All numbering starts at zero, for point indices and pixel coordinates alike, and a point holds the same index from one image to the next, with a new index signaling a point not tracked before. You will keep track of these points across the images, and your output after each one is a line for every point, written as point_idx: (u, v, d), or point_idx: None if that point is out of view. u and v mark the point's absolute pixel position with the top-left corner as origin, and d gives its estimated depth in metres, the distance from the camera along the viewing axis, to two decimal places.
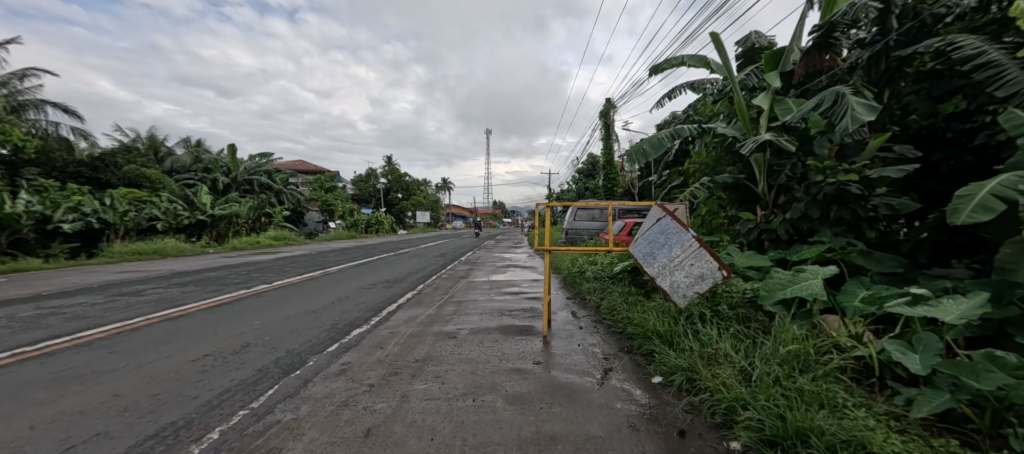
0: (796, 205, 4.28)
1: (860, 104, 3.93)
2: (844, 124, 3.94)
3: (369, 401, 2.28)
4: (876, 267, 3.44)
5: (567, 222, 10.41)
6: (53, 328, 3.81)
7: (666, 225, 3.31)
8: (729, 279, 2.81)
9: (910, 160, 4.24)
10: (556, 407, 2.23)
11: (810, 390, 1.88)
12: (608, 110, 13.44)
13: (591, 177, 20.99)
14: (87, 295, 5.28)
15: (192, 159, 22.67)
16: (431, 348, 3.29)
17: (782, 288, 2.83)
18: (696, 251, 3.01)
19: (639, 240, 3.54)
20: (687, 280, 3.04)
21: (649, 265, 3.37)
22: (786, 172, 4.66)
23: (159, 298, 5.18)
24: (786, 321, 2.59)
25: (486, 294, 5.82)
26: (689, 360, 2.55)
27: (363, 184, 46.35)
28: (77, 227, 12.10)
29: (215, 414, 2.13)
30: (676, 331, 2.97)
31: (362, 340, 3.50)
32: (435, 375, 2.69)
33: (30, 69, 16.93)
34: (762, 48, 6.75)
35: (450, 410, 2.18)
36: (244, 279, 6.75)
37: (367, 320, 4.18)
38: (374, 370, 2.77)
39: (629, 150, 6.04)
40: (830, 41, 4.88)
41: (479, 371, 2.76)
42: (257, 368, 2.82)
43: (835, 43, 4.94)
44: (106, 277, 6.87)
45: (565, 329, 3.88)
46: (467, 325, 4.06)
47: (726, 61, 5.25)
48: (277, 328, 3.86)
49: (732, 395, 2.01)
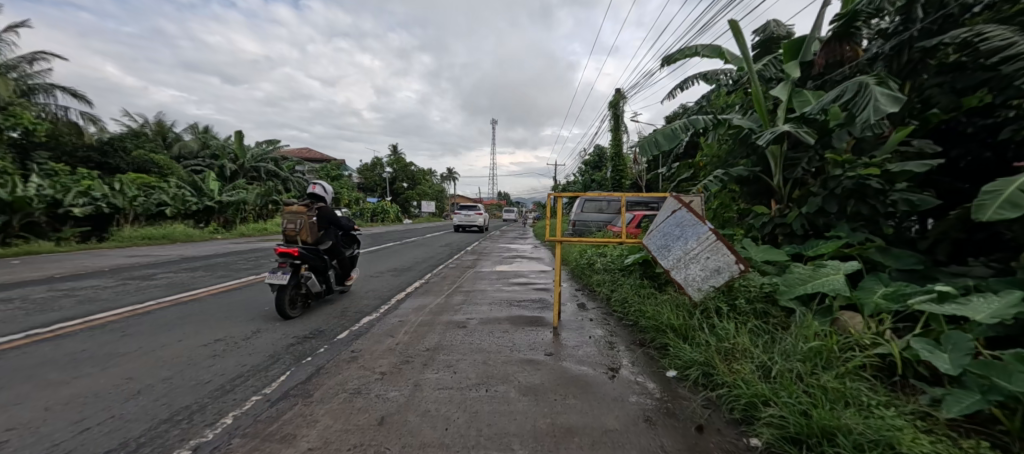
0: (813, 200, 4.40)
1: (883, 94, 3.72)
2: (865, 115, 3.73)
3: (382, 389, 2.27)
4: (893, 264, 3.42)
5: (573, 213, 10.33)
6: (66, 310, 3.82)
7: (682, 217, 3.28)
8: (747, 272, 2.73)
9: (930, 155, 4.17)
10: (570, 399, 2.20)
11: (834, 387, 1.84)
12: (618, 101, 13.18)
13: (597, 169, 20.84)
14: (98, 277, 5.29)
15: (201, 144, 22.84)
16: (442, 337, 3.26)
17: (803, 284, 2.72)
18: (712, 244, 2.96)
19: (654, 232, 3.49)
20: (702, 274, 2.97)
21: (664, 257, 3.30)
22: (802, 166, 4.73)
23: (170, 282, 5.18)
24: (807, 316, 2.51)
25: (493, 285, 5.78)
26: (705, 354, 2.48)
27: (368, 173, 45.96)
28: (88, 211, 12.27)
29: (228, 399, 2.13)
30: (691, 324, 2.86)
31: (373, 327, 3.48)
32: (446, 364, 2.66)
33: (39, 52, 16.84)
34: (780, 38, 6.59)
35: (463, 400, 2.16)
36: (252, 265, 6.73)
37: (377, 308, 4.17)
38: (386, 358, 2.74)
39: (641, 139, 5.93)
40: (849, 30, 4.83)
41: (491, 362, 2.73)
42: (269, 354, 2.81)
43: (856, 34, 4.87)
44: (118, 261, 6.92)
45: (575, 321, 3.84)
46: (477, 314, 4.04)
47: (743, 50, 5.11)
48: (287, 314, 3.83)
49: (753, 390, 1.97)
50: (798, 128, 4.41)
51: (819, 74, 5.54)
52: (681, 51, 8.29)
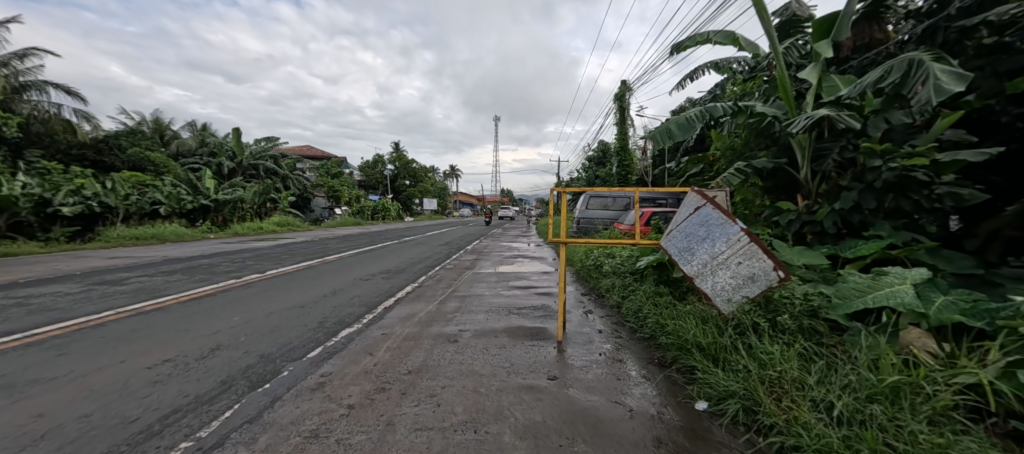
0: (847, 195, 3.92)
1: (945, 72, 3.22)
2: (924, 96, 3.23)
3: (345, 431, 1.82)
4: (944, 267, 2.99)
5: (577, 210, 9.85)
6: (10, 322, 3.39)
7: (707, 215, 2.73)
8: (788, 280, 2.32)
9: (981, 144, 3.70)
10: (578, 445, 1.74)
11: (933, 442, 1.37)
12: (622, 93, 12.66)
13: (602, 165, 20.25)
14: (64, 283, 4.88)
15: (198, 142, 22.50)
16: (428, 355, 2.82)
17: (860, 296, 2.24)
18: (746, 247, 2.49)
19: (674, 233, 2.94)
20: (733, 282, 2.53)
21: (687, 262, 2.79)
22: (833, 157, 4.25)
23: (140, 288, 4.76)
24: (871, 338, 2.04)
25: (492, 289, 5.32)
26: (745, 385, 2.02)
27: (370, 170, 45.53)
28: (77, 211, 11.94)
29: (149, 447, 1.69)
30: (722, 344, 2.38)
31: (352, 342, 3.05)
32: (429, 394, 2.21)
33: (31, 48, 16.54)
34: (799, 21, 6.12)
35: (443, 447, 1.70)
36: (235, 268, 6.31)
37: (360, 317, 3.74)
38: (358, 386, 2.29)
39: (653, 130, 5.43)
40: (880, 10, 4.95)
41: (482, 390, 2.27)
42: (221, 379, 2.37)
43: (885, 14, 4.97)
44: (94, 264, 6.50)
45: (582, 334, 3.37)
46: (472, 325, 3.60)
47: (768, 28, 4.62)
48: (256, 326, 3.40)
49: (819, 442, 1.51)
50: (838, 112, 3.93)
51: (844, 59, 5.27)
52: (691, 38, 7.80)
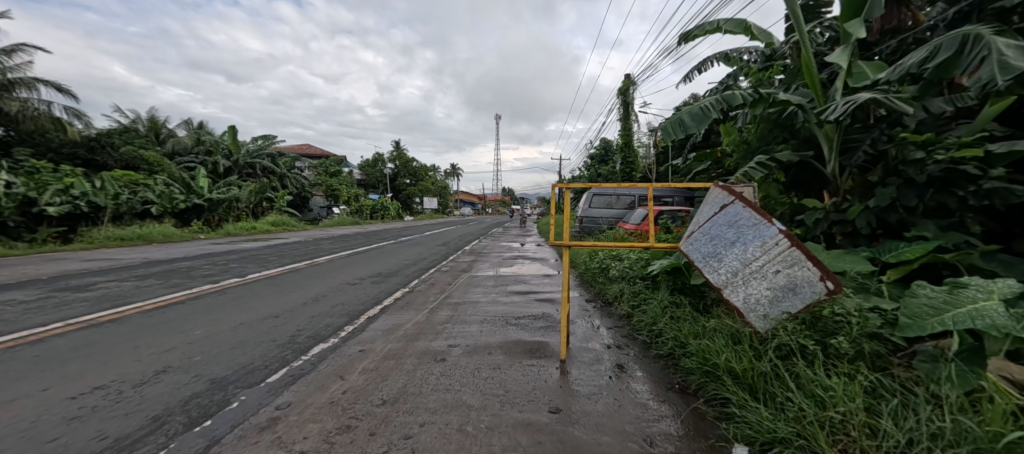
0: (884, 191, 3.48)
1: (1010, 47, 2.82)
2: (987, 73, 2.81)
3: None
4: (1010, 273, 2.56)
5: (580, 209, 9.42)
6: None
7: (736, 213, 2.28)
8: (837, 293, 1.95)
9: None
10: None
11: None
12: (626, 87, 12.21)
13: (604, 162, 19.80)
14: (23, 289, 4.48)
15: (193, 140, 22.16)
16: (410, 378, 2.41)
17: (937, 314, 1.80)
18: (787, 253, 2.07)
19: (695, 234, 2.46)
20: (771, 294, 2.13)
21: (712, 270, 2.34)
22: (865, 149, 3.82)
23: (104, 295, 4.35)
24: (959, 371, 1.60)
25: (488, 295, 4.90)
26: (799, 429, 1.58)
27: (369, 169, 45.11)
28: (64, 211, 11.60)
29: None
30: (761, 371, 1.95)
31: (323, 362, 2.64)
32: (403, 435, 1.79)
33: (20, 44, 16.19)
34: (820, 5, 5.67)
35: None
36: (215, 271, 5.90)
37: (338, 330, 3.33)
38: (317, 423, 1.88)
39: (664, 121, 4.99)
40: None
41: (469, 428, 1.86)
42: (154, 415, 1.96)
43: None
44: (64, 267, 6.08)
45: (589, 351, 2.95)
46: (464, 339, 3.19)
47: (794, 7, 4.15)
48: (217, 341, 2.98)
49: None
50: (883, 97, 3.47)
51: (871, 44, 4.83)
52: (700, 26, 7.36)
